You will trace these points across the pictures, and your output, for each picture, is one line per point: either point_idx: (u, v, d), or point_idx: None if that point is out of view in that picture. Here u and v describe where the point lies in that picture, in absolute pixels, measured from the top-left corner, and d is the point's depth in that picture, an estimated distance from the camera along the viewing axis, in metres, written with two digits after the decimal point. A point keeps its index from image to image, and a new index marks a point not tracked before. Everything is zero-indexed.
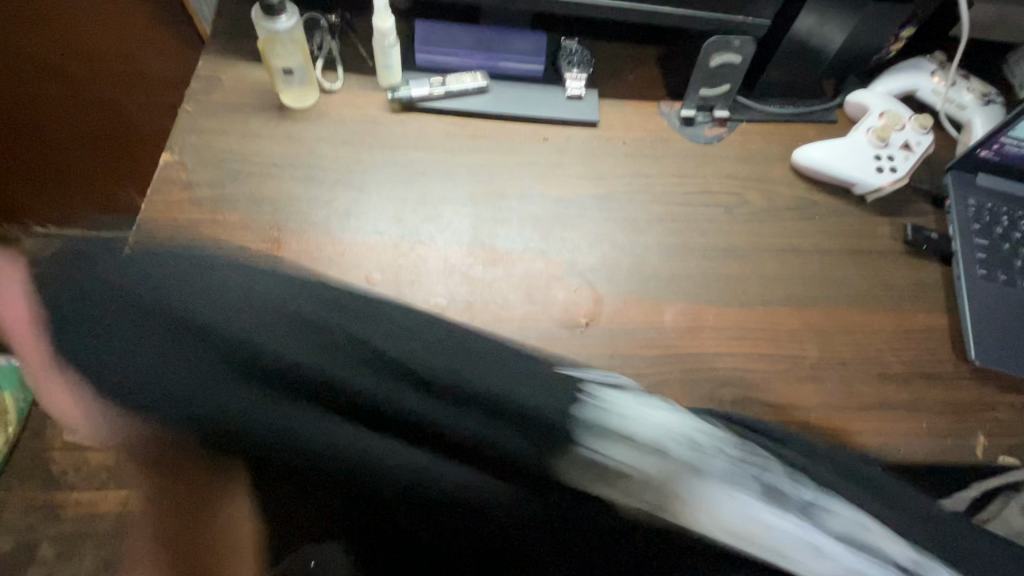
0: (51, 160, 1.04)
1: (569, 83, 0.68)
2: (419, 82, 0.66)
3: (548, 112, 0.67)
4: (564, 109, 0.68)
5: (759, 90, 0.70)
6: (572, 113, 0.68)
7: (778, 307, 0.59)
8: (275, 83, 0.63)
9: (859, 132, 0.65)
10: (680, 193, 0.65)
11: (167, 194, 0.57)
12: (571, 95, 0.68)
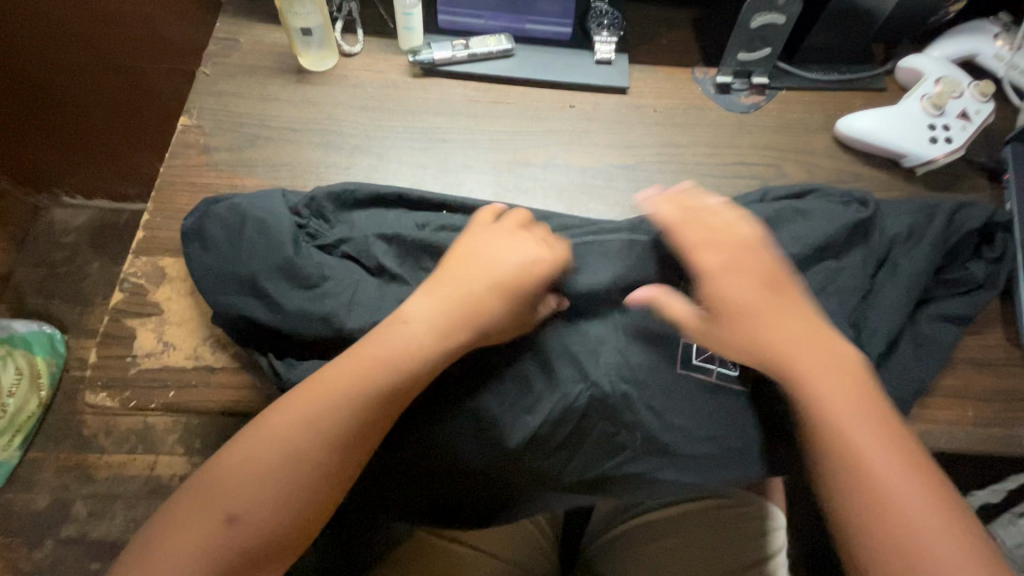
0: (73, 127, 1.04)
1: (598, 47, 0.65)
2: (440, 44, 0.63)
3: (575, 78, 0.64)
4: (592, 75, 0.64)
5: (802, 55, 0.66)
6: (599, 79, 0.64)
7: None
8: (293, 45, 0.61)
9: (911, 100, 0.60)
10: (713, 164, 0.61)
11: (185, 158, 0.56)
12: (600, 60, 0.65)
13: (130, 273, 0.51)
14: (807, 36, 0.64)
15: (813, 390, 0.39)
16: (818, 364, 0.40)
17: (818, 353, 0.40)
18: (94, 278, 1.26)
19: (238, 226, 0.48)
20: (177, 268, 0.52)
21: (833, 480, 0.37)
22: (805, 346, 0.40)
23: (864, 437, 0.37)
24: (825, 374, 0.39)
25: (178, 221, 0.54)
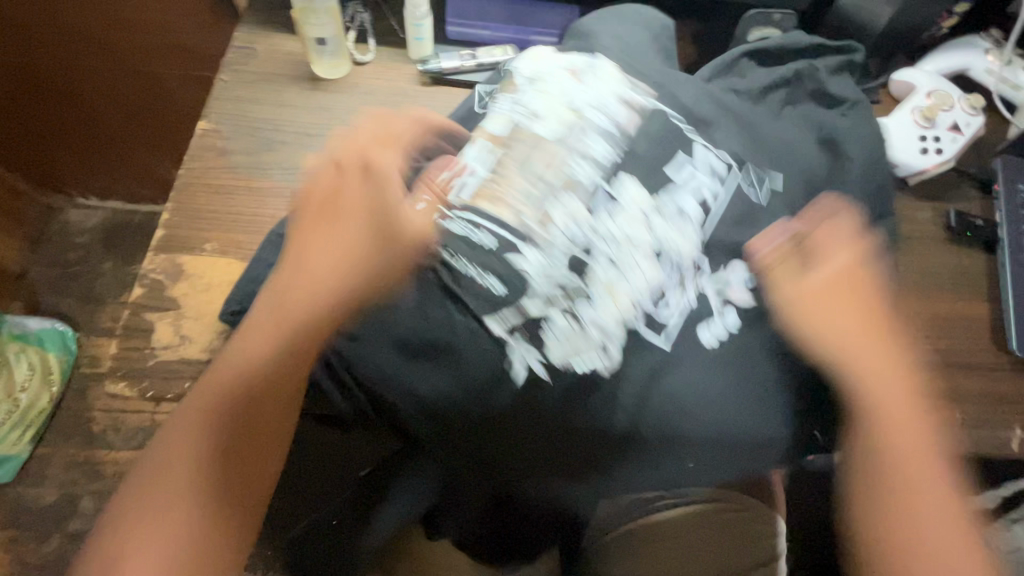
0: (94, 131, 1.08)
1: (625, 259, 0.54)
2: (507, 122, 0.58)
3: (593, 308, 0.53)
4: (608, 308, 0.53)
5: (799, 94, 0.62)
6: (618, 312, 0.53)
7: None
8: (307, 52, 0.63)
9: (904, 112, 0.62)
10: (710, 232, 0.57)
11: (204, 160, 0.59)
12: (627, 291, 0.54)
13: (150, 269, 0.53)
14: (801, 75, 0.62)
15: (912, 473, 0.48)
16: (925, 488, 0.48)
17: (909, 435, 0.50)
18: (106, 277, 1.29)
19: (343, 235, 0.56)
20: (194, 265, 0.54)
21: (866, 518, 0.48)
22: (919, 476, 0.48)
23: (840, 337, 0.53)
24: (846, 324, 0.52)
25: (196, 220, 0.56)
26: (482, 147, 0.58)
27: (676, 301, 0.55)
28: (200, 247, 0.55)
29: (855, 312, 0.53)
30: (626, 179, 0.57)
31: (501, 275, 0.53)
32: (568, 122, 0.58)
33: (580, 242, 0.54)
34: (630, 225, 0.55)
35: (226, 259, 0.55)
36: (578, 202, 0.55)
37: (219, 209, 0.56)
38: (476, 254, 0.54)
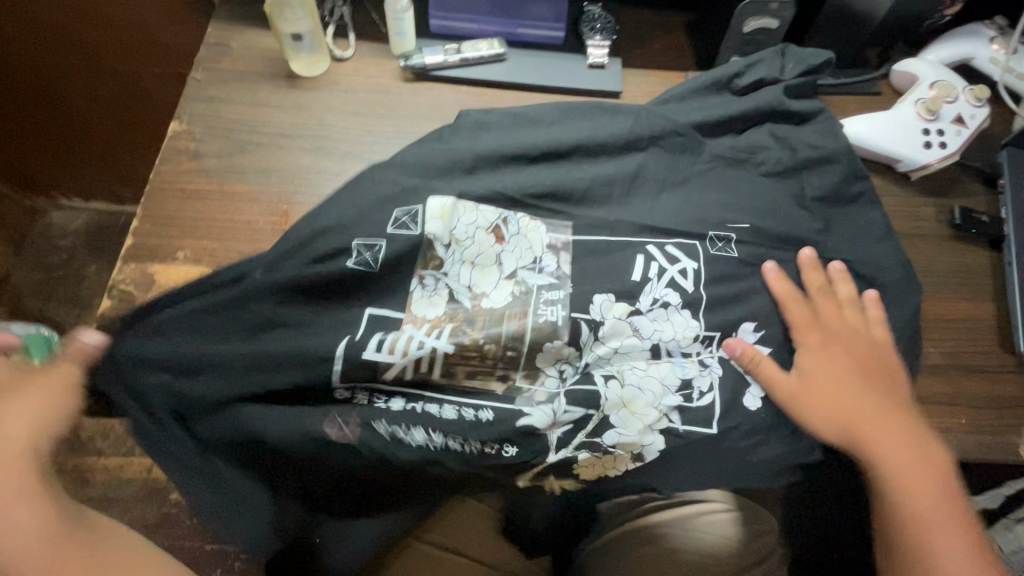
0: (72, 132, 1.05)
1: (626, 372, 0.48)
2: (431, 269, 0.50)
3: (616, 432, 0.47)
4: (631, 427, 0.47)
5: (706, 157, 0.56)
6: (641, 424, 0.47)
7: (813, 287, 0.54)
8: (284, 49, 0.60)
9: (906, 104, 0.60)
10: (702, 306, 0.50)
11: (175, 164, 0.56)
12: (647, 401, 0.47)
13: (119, 280, 0.51)
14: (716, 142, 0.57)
15: (925, 518, 0.42)
16: (955, 547, 0.41)
17: (902, 458, 0.44)
18: (91, 280, 1.26)
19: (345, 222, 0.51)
20: (166, 275, 0.52)
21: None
22: (931, 524, 0.42)
23: (900, 447, 0.45)
24: (880, 423, 0.45)
25: (167, 227, 0.53)
26: (423, 306, 0.49)
27: (706, 383, 0.48)
28: (171, 255, 0.52)
29: (853, 336, 0.49)
30: (600, 296, 0.49)
31: (476, 404, 0.47)
32: (487, 236, 0.51)
33: (576, 376, 0.48)
34: (618, 339, 0.48)
35: (199, 268, 0.52)
36: (561, 343, 0.48)
37: (191, 215, 0.54)
38: (320, 394, 0.48)
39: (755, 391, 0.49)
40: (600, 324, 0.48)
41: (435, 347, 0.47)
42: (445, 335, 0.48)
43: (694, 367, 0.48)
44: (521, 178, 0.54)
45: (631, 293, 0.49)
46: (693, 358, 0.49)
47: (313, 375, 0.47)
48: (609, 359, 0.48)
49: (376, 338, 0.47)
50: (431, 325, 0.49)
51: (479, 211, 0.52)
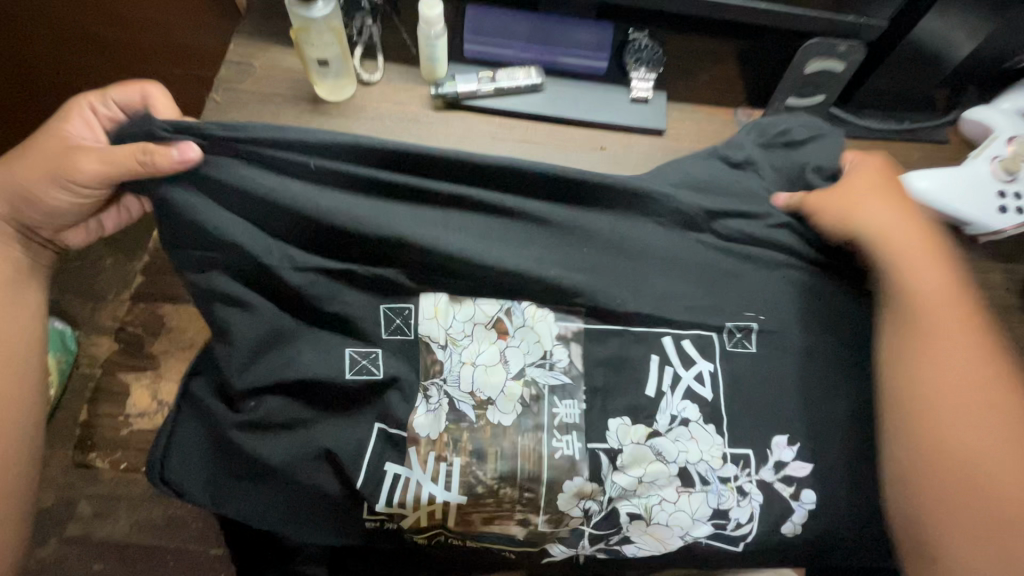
0: None
1: (654, 508, 0.43)
2: (432, 381, 0.43)
3: (636, 547, 0.44)
4: (649, 548, 0.44)
5: (750, 231, 0.48)
6: (659, 547, 0.44)
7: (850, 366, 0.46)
8: (308, 72, 0.57)
9: (980, 160, 0.54)
10: (725, 420, 0.44)
11: None
12: (673, 534, 0.43)
13: (128, 320, 0.48)
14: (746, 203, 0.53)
15: (950, 432, 0.39)
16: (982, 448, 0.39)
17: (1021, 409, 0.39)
18: (107, 275, 1.24)
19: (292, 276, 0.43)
20: (177, 317, 0.49)
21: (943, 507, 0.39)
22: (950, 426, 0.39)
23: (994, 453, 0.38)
24: (984, 436, 0.39)
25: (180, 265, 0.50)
26: (428, 425, 0.42)
27: (744, 514, 0.43)
28: (184, 297, 0.49)
29: (947, 293, 0.43)
30: (615, 421, 0.43)
31: (508, 541, 0.44)
32: (492, 340, 0.45)
33: (602, 511, 0.43)
34: (642, 467, 0.43)
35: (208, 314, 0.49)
36: (584, 482, 0.42)
37: None
38: (314, 509, 0.43)
39: (796, 519, 0.44)
40: (618, 453, 0.43)
41: (428, 491, 0.42)
42: (455, 484, 0.42)
43: (733, 495, 0.43)
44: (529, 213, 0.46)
45: (647, 411, 0.44)
46: (731, 484, 0.43)
47: (307, 478, 0.42)
48: (636, 492, 0.43)
49: (389, 470, 0.42)
50: (423, 453, 0.42)
51: (476, 305, 0.45)
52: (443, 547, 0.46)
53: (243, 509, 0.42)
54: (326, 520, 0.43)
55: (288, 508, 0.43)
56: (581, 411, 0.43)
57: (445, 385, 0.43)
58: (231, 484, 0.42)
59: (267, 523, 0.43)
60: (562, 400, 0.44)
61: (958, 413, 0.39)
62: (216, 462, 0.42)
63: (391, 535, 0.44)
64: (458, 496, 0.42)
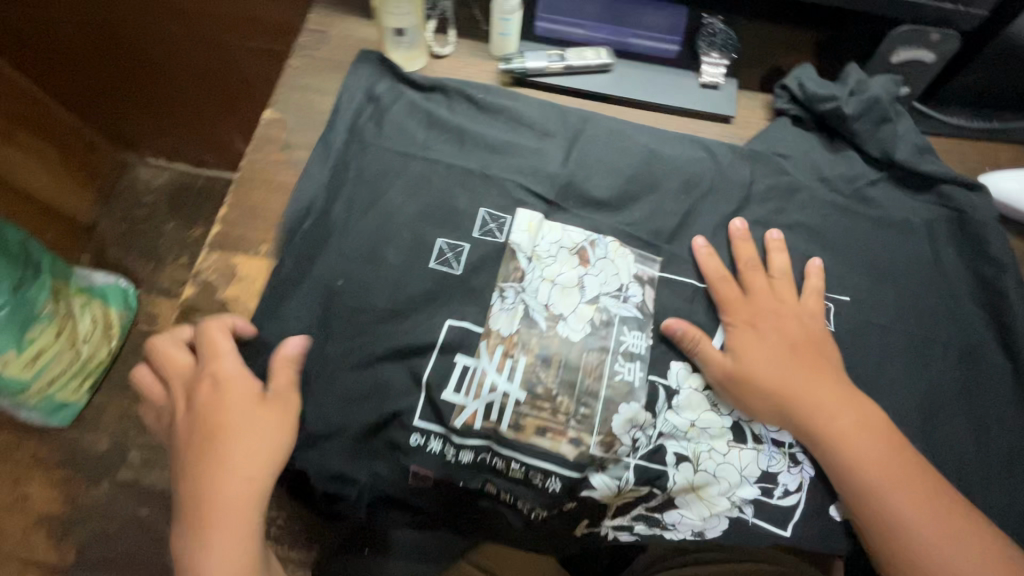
0: (167, 94, 1.12)
1: (703, 454, 0.44)
2: (522, 323, 0.48)
3: (679, 514, 0.44)
4: (696, 513, 0.44)
5: (770, 193, 0.53)
6: (708, 512, 0.44)
7: (900, 369, 0.47)
8: (384, 42, 0.58)
9: None
10: (736, 429, 0.45)
11: (267, 151, 0.55)
12: (720, 489, 0.44)
13: (202, 267, 0.51)
14: (818, 192, 0.53)
15: (873, 485, 0.40)
16: (924, 505, 0.40)
17: (880, 463, 0.41)
18: (166, 238, 1.30)
19: (371, 230, 0.51)
20: (248, 267, 0.51)
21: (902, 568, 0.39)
22: (894, 491, 0.40)
23: (884, 509, 0.40)
24: (909, 498, 0.40)
25: (255, 219, 0.52)
26: (456, 397, 0.46)
27: (793, 482, 0.44)
28: (255, 248, 0.51)
29: (786, 320, 0.46)
30: (677, 363, 0.46)
31: (544, 469, 0.44)
32: (587, 317, 0.48)
33: (650, 446, 0.45)
34: (696, 411, 0.45)
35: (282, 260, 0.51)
36: (639, 408, 0.45)
37: (278, 208, 0.53)
38: (351, 459, 0.46)
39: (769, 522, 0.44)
40: (615, 444, 0.44)
41: (508, 391, 0.45)
42: (473, 435, 0.45)
43: (706, 512, 0.44)
44: (592, 145, 0.55)
45: (653, 401, 0.45)
46: (785, 449, 0.44)
47: (323, 450, 0.46)
48: (686, 434, 0.45)
49: (423, 423, 0.46)
50: (503, 349, 0.47)
51: (563, 235, 0.51)
52: (474, 508, 0.48)
53: (293, 427, 0.46)
54: (357, 466, 0.47)
55: (305, 448, 0.46)
56: (647, 343, 0.47)
57: (533, 335, 0.47)
58: (274, 415, 0.46)
59: (315, 458, 0.46)
60: (565, 402, 0.45)
61: (868, 458, 0.41)
62: (255, 400, 0.46)
63: (396, 484, 0.47)
64: (446, 472, 0.46)
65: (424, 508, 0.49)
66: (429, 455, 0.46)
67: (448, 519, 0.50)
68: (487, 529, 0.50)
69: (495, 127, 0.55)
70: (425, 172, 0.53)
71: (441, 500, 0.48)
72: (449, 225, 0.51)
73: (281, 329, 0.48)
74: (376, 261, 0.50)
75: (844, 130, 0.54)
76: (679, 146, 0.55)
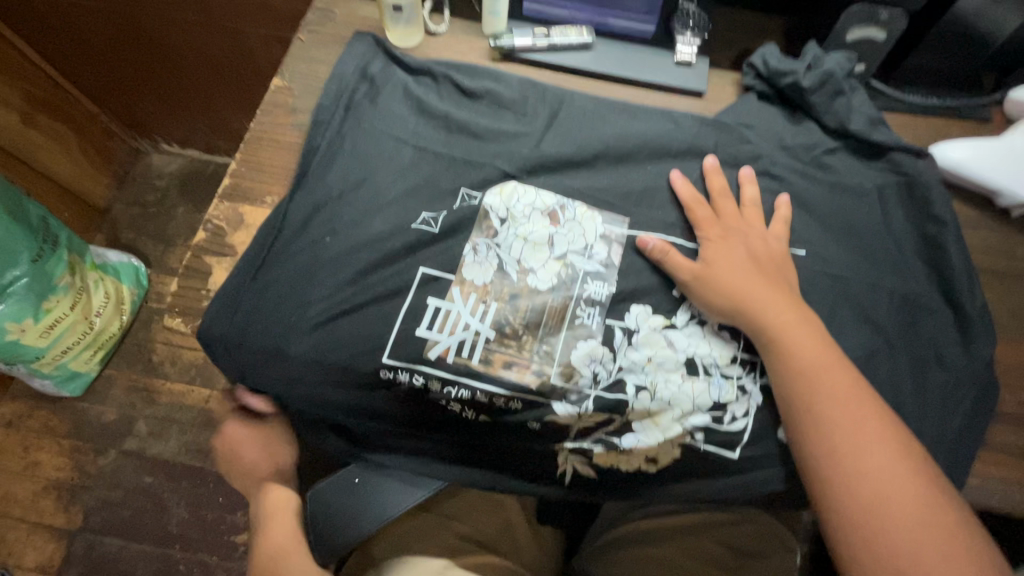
0: (181, 79, 1.18)
1: (659, 385, 0.49)
2: (496, 275, 0.52)
3: (636, 439, 0.49)
4: (652, 438, 0.49)
5: (732, 157, 0.58)
6: (662, 437, 0.49)
7: (848, 314, 0.51)
8: (383, 19, 0.63)
9: (1017, 133, 0.55)
10: (688, 363, 0.49)
11: (274, 116, 0.60)
12: (673, 416, 0.48)
13: (213, 215, 0.56)
14: (779, 159, 0.57)
15: (818, 384, 0.44)
16: (866, 437, 0.42)
17: (827, 363, 0.45)
18: (178, 221, 1.35)
19: (361, 184, 0.56)
20: (254, 216, 0.56)
21: (833, 495, 0.42)
22: (837, 421, 0.43)
23: (825, 404, 0.44)
24: (849, 399, 0.44)
25: (262, 173, 0.58)
26: (434, 336, 0.50)
27: (740, 409, 0.49)
28: (260, 200, 0.57)
29: (751, 239, 0.52)
30: (637, 306, 0.51)
31: (508, 393, 0.50)
32: (555, 270, 0.53)
33: (609, 378, 0.49)
34: (653, 348, 0.50)
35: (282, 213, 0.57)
36: (597, 344, 0.50)
37: (282, 165, 0.58)
38: (336, 378, 0.51)
39: (716, 446, 0.49)
40: (577, 375, 0.49)
41: (479, 331, 0.51)
42: (450, 367, 0.50)
43: (661, 438, 0.49)
44: (565, 118, 0.60)
45: (613, 338, 0.50)
46: (733, 382, 0.49)
47: (314, 377, 0.51)
48: (644, 367, 0.49)
49: (399, 360, 0.50)
50: (477, 296, 0.52)
51: (537, 196, 0.56)
52: (451, 427, 0.53)
53: (284, 356, 0.51)
54: (343, 388, 0.51)
55: (293, 375, 0.51)
56: (609, 290, 0.52)
57: (505, 285, 0.52)
58: (269, 342, 0.51)
59: (301, 384, 0.51)
60: (530, 340, 0.51)
61: (815, 356, 0.45)
62: (249, 330, 0.52)
63: (378, 403, 0.52)
64: (423, 395, 0.51)
65: (406, 429, 0.53)
66: (410, 381, 0.50)
67: (427, 442, 0.53)
68: (466, 455, 0.53)
69: (479, 100, 0.61)
70: (411, 137, 0.58)
71: (420, 420, 0.53)
72: (429, 186, 0.56)
73: (277, 269, 0.53)
74: (369, 211, 0.55)
75: (804, 103, 0.58)
76: (646, 119, 0.60)
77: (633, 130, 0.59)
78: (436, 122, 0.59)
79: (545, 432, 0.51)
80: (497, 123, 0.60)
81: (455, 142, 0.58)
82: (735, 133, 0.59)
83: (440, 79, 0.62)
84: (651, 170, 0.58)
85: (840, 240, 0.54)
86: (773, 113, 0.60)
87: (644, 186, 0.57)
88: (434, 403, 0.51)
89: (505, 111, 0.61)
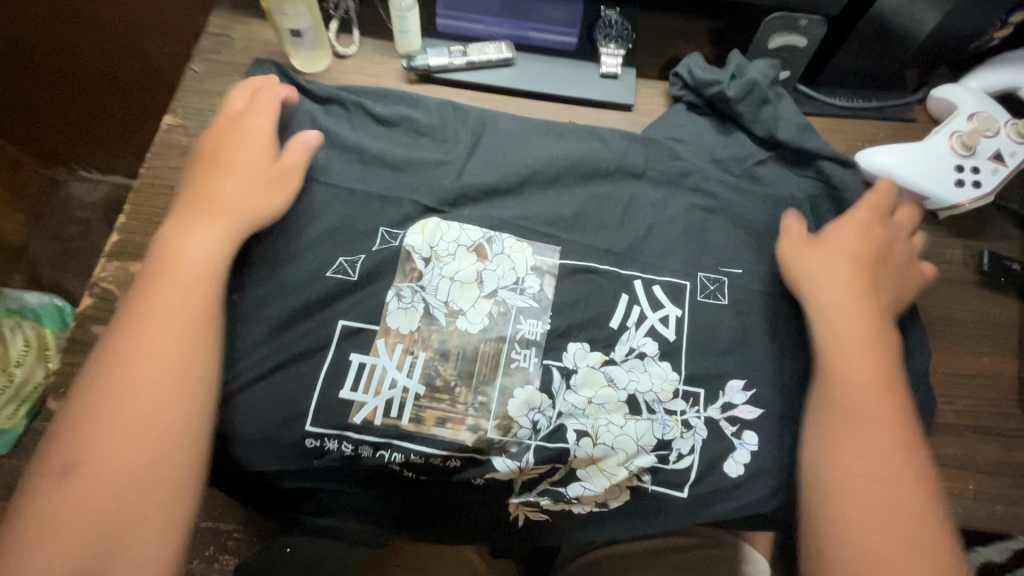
0: (88, 105, 1.08)
1: (601, 429, 0.46)
2: (422, 322, 0.49)
3: (581, 486, 0.46)
4: (597, 484, 0.46)
5: (663, 174, 0.55)
6: (608, 482, 0.46)
7: (785, 335, 0.49)
8: (285, 45, 0.58)
9: (939, 136, 0.55)
10: (629, 402, 0.47)
11: (167, 159, 0.55)
12: (618, 460, 0.46)
13: (102, 277, 0.51)
14: (710, 174, 0.55)
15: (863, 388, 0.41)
16: (875, 438, 0.39)
17: (869, 365, 0.42)
18: None
19: (266, 232, 0.51)
20: None
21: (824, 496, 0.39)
22: (853, 421, 0.40)
23: (850, 407, 0.40)
24: (871, 400, 0.40)
25: (155, 226, 0.52)
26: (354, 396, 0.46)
27: (686, 446, 0.47)
28: None
29: (850, 240, 0.47)
30: (575, 344, 0.49)
31: (443, 452, 0.46)
32: (485, 310, 0.50)
33: (549, 426, 0.46)
34: (593, 388, 0.47)
35: None
36: (534, 390, 0.47)
37: None
38: (252, 447, 0.46)
39: (666, 487, 0.46)
40: (515, 424, 0.46)
41: (408, 387, 0.47)
42: (375, 428, 0.46)
43: (607, 484, 0.46)
44: (489, 143, 0.56)
45: (550, 382, 0.47)
46: (677, 418, 0.47)
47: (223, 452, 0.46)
48: (584, 411, 0.47)
49: (315, 429, 0.46)
50: (403, 347, 0.48)
51: (462, 230, 0.52)
52: (381, 493, 0.48)
53: None
54: (263, 454, 0.46)
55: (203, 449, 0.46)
56: (544, 329, 0.49)
57: (432, 332, 0.49)
58: None
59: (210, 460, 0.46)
60: (462, 389, 0.47)
61: (866, 362, 0.42)
62: None
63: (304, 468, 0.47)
64: (349, 460, 0.46)
65: (333, 498, 0.48)
66: (333, 446, 0.46)
67: (353, 508, 0.49)
68: (401, 519, 0.49)
69: (396, 128, 0.57)
70: (322, 173, 0.53)
71: (347, 489, 0.48)
72: (343, 227, 0.52)
73: None
74: (276, 261, 0.50)
75: (732, 114, 0.57)
76: (574, 139, 0.57)
77: (560, 152, 0.56)
78: (349, 155, 0.55)
79: (486, 489, 0.47)
80: (416, 152, 0.56)
81: (371, 176, 0.54)
82: (664, 150, 0.56)
83: (352, 108, 0.57)
84: (583, 193, 0.55)
85: (775, 257, 0.52)
86: (702, 125, 0.58)
87: (576, 212, 0.54)
88: (360, 467, 0.47)
89: (426, 139, 0.57)
